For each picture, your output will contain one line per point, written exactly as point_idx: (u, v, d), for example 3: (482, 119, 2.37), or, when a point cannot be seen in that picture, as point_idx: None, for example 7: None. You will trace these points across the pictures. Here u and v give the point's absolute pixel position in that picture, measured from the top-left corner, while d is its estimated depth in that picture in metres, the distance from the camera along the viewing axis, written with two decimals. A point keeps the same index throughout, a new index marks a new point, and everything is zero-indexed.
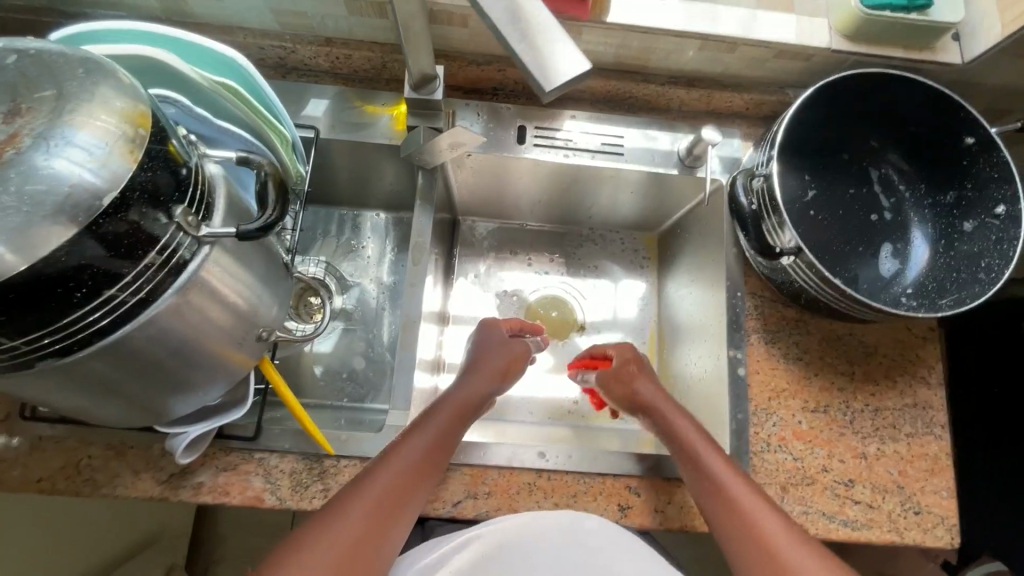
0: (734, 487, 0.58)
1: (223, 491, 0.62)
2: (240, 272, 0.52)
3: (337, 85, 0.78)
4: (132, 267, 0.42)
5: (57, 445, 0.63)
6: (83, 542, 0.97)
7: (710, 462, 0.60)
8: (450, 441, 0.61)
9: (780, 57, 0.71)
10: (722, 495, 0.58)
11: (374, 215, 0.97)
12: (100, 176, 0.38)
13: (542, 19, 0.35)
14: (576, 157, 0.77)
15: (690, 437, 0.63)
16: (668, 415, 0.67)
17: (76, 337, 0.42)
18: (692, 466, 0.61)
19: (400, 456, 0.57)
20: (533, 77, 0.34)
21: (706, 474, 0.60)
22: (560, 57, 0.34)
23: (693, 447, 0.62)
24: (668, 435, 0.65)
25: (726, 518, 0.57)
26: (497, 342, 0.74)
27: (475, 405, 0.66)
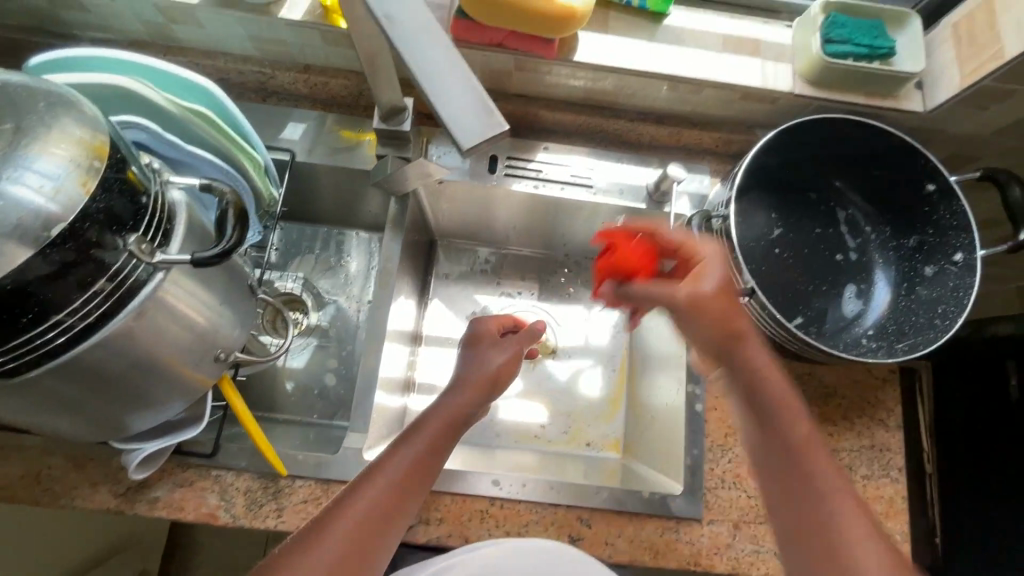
0: (824, 475, 0.48)
1: (178, 506, 0.63)
2: (199, 295, 0.54)
3: (316, 110, 0.80)
4: (81, 294, 0.43)
5: (18, 454, 0.64)
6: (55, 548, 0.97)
7: (806, 449, 0.49)
8: (438, 455, 0.59)
9: (746, 99, 0.73)
10: (805, 483, 0.47)
11: (355, 234, 0.99)
12: (53, 206, 0.40)
13: (462, 76, 0.37)
14: (546, 188, 0.78)
15: (785, 407, 0.51)
16: (762, 372, 0.53)
17: (27, 359, 0.43)
18: (780, 450, 0.49)
19: (387, 470, 0.55)
20: (451, 131, 0.35)
21: (793, 455, 0.49)
22: (477, 115, 0.36)
23: (782, 423, 0.50)
24: (759, 406, 0.51)
25: (798, 503, 0.47)
26: (487, 344, 0.74)
27: (464, 415, 0.64)
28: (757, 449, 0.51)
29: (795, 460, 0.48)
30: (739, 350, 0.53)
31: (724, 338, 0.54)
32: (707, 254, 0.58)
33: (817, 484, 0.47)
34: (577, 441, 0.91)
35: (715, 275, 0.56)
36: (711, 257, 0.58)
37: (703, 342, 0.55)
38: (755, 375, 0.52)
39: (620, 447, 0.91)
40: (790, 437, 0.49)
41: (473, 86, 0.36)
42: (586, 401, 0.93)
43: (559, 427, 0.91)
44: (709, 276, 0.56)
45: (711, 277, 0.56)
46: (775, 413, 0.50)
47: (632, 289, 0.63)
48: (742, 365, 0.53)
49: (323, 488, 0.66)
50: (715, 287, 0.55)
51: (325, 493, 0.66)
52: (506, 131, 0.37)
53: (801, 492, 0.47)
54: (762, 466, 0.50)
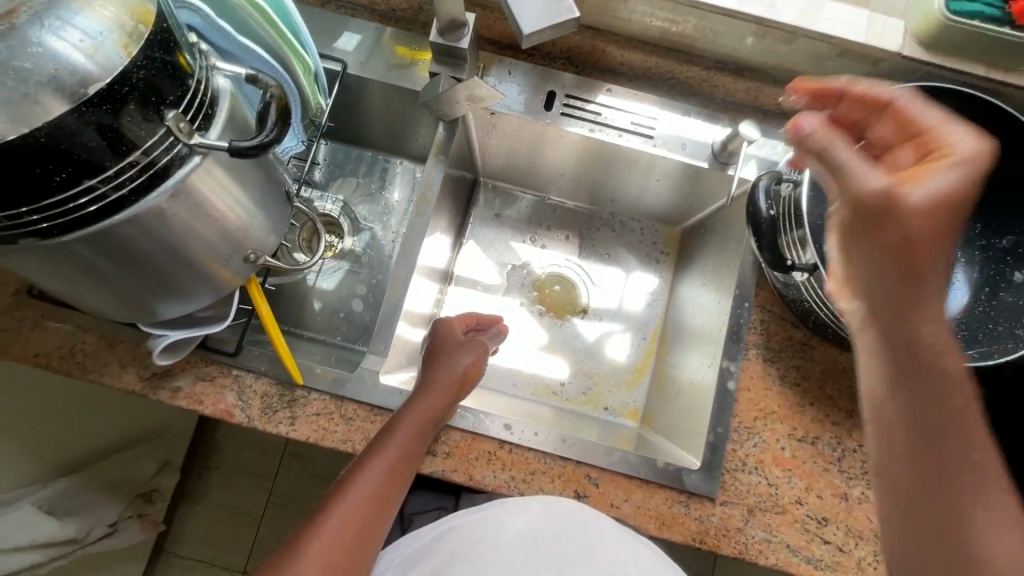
0: (976, 458, 0.41)
1: (198, 399, 0.65)
2: (232, 189, 0.53)
3: (374, 22, 0.78)
4: (115, 163, 0.42)
5: (56, 325, 0.66)
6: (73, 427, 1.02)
7: (967, 435, 0.42)
8: (410, 460, 0.60)
9: (843, 57, 0.65)
10: (946, 464, 0.42)
11: (399, 162, 0.96)
12: (91, 64, 0.39)
13: None
14: (603, 133, 0.73)
15: (947, 383, 0.42)
16: (936, 350, 0.43)
17: (59, 221, 0.43)
18: (937, 421, 0.42)
19: (358, 488, 0.57)
20: (517, 20, 0.38)
21: (949, 432, 0.42)
22: (545, 6, 0.38)
23: (944, 388, 0.42)
24: (916, 376, 0.43)
25: (942, 486, 0.42)
26: (453, 345, 0.72)
27: (436, 418, 0.63)
28: (893, 416, 0.44)
29: (934, 404, 0.42)
30: (908, 306, 0.43)
31: (893, 269, 0.43)
32: (959, 152, 0.44)
33: (963, 464, 0.41)
34: (595, 404, 0.88)
35: (939, 184, 0.43)
36: (962, 161, 0.43)
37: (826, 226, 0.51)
38: (911, 336, 0.43)
39: (638, 417, 0.88)
40: (955, 408, 0.42)
41: None
42: (611, 365, 0.90)
43: (578, 387, 0.89)
44: (935, 180, 0.43)
45: (931, 186, 0.42)
46: (889, 278, 0.44)
47: (835, 160, 0.46)
48: (911, 327, 0.43)
49: (337, 405, 0.66)
50: (949, 213, 0.42)
51: (338, 410, 0.66)
52: (575, 22, 0.39)
53: (940, 455, 0.42)
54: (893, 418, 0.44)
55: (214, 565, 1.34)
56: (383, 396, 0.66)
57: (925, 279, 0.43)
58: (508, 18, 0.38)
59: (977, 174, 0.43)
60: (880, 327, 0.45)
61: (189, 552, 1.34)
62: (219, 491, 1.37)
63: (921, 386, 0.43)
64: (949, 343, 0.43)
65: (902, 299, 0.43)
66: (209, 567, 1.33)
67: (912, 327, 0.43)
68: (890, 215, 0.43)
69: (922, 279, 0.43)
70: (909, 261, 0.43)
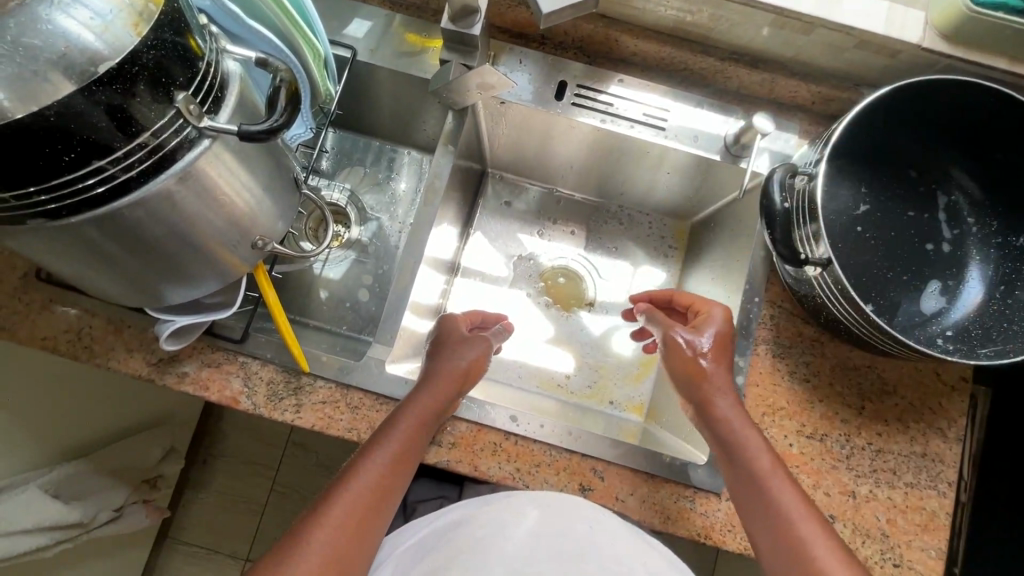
0: (782, 499, 0.56)
1: (204, 384, 0.65)
2: (241, 174, 0.52)
3: (385, 9, 0.77)
4: (124, 144, 0.42)
5: (63, 309, 0.66)
6: (81, 413, 1.02)
7: (769, 480, 0.58)
8: (413, 451, 0.60)
9: (861, 48, 0.64)
10: (764, 508, 0.57)
11: (406, 152, 0.96)
12: (100, 43, 0.39)
13: None
14: (614, 124, 0.72)
15: (744, 444, 0.60)
16: (732, 424, 0.61)
17: (65, 202, 0.43)
18: (748, 477, 0.58)
19: (361, 476, 0.57)
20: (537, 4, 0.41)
21: (759, 484, 0.58)
22: None
23: (743, 449, 0.60)
24: (725, 447, 0.61)
25: (771, 524, 0.56)
26: (458, 339, 0.71)
27: (437, 413, 0.62)
28: (731, 476, 0.60)
29: (742, 462, 0.59)
30: (706, 398, 0.63)
31: (690, 377, 0.65)
32: (715, 312, 0.67)
33: (774, 507, 0.56)
34: (600, 398, 0.88)
35: (710, 331, 0.65)
36: (718, 318, 0.66)
37: (671, 369, 0.68)
38: (713, 420, 0.62)
39: (644, 412, 0.87)
40: (756, 462, 0.59)
41: None
42: (617, 358, 0.89)
43: (583, 380, 0.88)
44: (702, 329, 0.66)
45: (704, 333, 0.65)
46: (689, 387, 0.65)
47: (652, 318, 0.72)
48: (711, 411, 0.62)
49: (342, 393, 0.66)
50: (710, 349, 0.64)
51: (343, 398, 0.66)
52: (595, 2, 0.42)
53: (758, 503, 0.57)
54: (730, 479, 0.60)
55: (217, 552, 1.35)
56: (389, 386, 0.66)
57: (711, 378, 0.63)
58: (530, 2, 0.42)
59: (725, 326, 0.66)
60: (696, 417, 0.65)
61: (193, 538, 1.35)
62: (223, 479, 1.38)
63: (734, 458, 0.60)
64: (741, 415, 0.62)
65: (702, 395, 0.63)
66: (212, 554, 1.34)
67: (713, 412, 0.62)
68: (673, 356, 0.67)
69: (708, 379, 0.63)
70: (693, 372, 0.64)
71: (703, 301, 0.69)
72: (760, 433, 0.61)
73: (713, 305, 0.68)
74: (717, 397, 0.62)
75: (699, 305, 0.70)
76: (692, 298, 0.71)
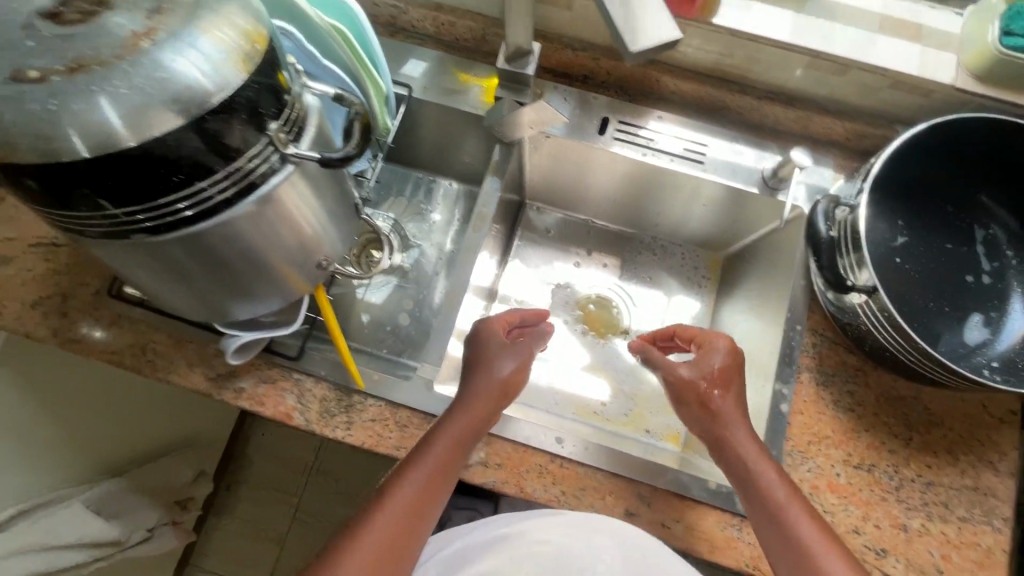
0: (802, 532, 0.56)
1: (259, 400, 0.67)
2: (312, 200, 0.56)
3: (437, 51, 0.83)
4: (224, 166, 0.46)
5: (131, 324, 0.69)
6: (117, 433, 1.04)
7: (788, 511, 0.57)
8: (448, 474, 0.60)
9: (896, 88, 0.67)
10: (786, 543, 0.56)
11: (446, 183, 1.01)
12: (213, 80, 0.43)
13: None
14: (654, 157, 0.76)
15: (762, 476, 0.59)
16: (747, 457, 0.60)
17: (155, 220, 0.46)
18: (766, 511, 0.58)
19: (396, 497, 0.57)
20: (626, 40, 0.34)
21: (778, 517, 0.57)
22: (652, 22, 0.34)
23: (758, 480, 0.59)
24: (742, 481, 0.60)
25: (794, 561, 0.56)
26: (499, 347, 0.68)
27: (475, 432, 0.62)
28: (751, 512, 0.59)
29: (762, 495, 0.59)
30: (719, 429, 0.62)
31: (699, 411, 0.64)
32: (718, 343, 0.66)
33: (797, 540, 0.56)
34: (636, 426, 0.88)
35: (714, 362, 0.65)
36: (720, 349, 0.66)
37: (677, 404, 0.66)
38: (728, 452, 0.61)
39: (680, 441, 0.86)
40: (771, 493, 0.58)
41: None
42: (652, 386, 0.90)
43: (620, 408, 0.89)
44: (706, 362, 0.65)
45: (707, 366, 0.64)
46: (699, 420, 0.64)
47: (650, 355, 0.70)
48: (727, 444, 0.62)
49: (391, 412, 0.67)
50: (716, 382, 0.64)
51: (392, 417, 0.67)
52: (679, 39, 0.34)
53: (776, 534, 0.57)
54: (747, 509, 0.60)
55: None
56: (437, 404, 0.67)
57: (720, 412, 0.63)
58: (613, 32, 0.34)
59: (729, 357, 0.65)
60: (710, 447, 0.64)
61: (214, 566, 1.34)
62: (248, 504, 1.38)
63: (752, 493, 0.59)
64: (757, 447, 0.61)
65: (715, 427, 0.63)
66: None
67: (727, 445, 0.62)
68: (676, 394, 0.66)
69: (719, 412, 0.63)
70: (704, 408, 0.63)
71: (702, 331, 0.69)
72: (773, 463, 0.60)
73: (713, 337, 0.67)
74: (733, 431, 0.62)
75: (699, 336, 0.69)
76: (690, 329, 0.71)
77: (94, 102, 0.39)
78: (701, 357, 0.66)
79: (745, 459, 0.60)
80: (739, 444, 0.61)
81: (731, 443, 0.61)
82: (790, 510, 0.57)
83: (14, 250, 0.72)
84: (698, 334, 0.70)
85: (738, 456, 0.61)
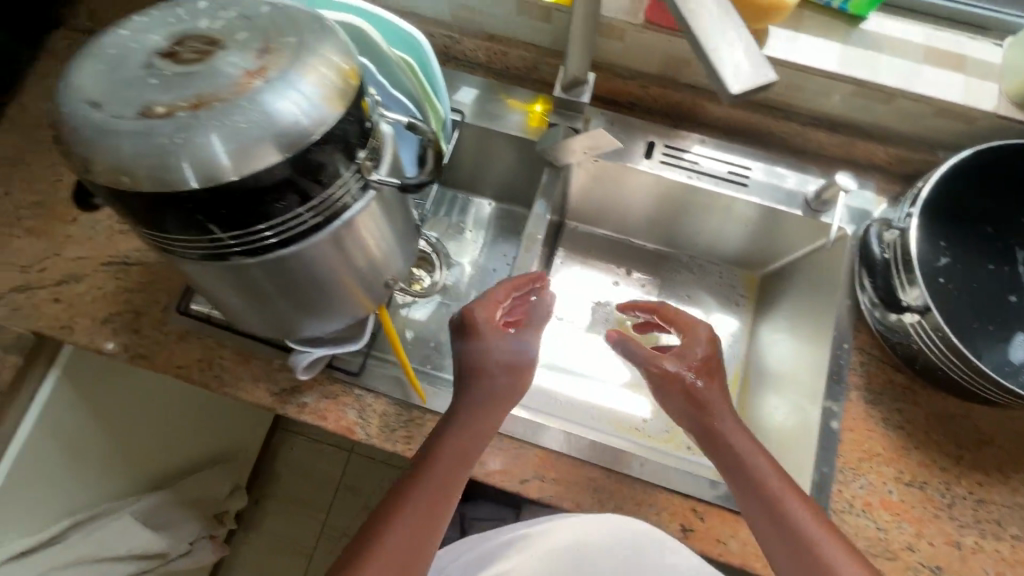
0: (802, 526, 0.57)
1: (322, 415, 0.69)
2: (385, 222, 0.59)
3: (487, 78, 0.86)
4: (320, 193, 0.49)
5: (198, 339, 0.72)
6: (161, 448, 1.05)
7: (787, 504, 0.58)
8: (458, 475, 0.60)
9: (939, 115, 0.70)
10: (790, 538, 0.57)
11: (488, 204, 1.04)
12: (310, 117, 0.45)
13: (735, 33, 0.37)
14: (700, 180, 0.78)
15: (756, 470, 0.60)
16: (740, 451, 0.62)
17: (244, 246, 0.49)
18: (765, 506, 0.59)
19: (407, 498, 0.58)
20: (723, 79, 0.36)
21: (779, 511, 0.58)
22: (750, 66, 0.36)
23: (751, 473, 0.61)
24: (738, 476, 0.61)
25: (798, 556, 0.56)
26: (497, 340, 0.65)
27: (481, 430, 0.62)
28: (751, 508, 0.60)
29: (760, 489, 0.60)
30: (709, 423, 0.64)
31: (688, 406, 0.65)
32: (698, 333, 0.68)
33: (798, 533, 0.57)
34: (677, 443, 0.88)
35: (697, 353, 0.66)
36: (700, 339, 0.67)
37: (665, 400, 0.67)
38: (721, 446, 0.63)
39: None
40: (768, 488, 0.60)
41: (747, 42, 0.37)
42: None
43: (661, 424, 0.90)
44: (688, 353, 0.66)
45: (690, 358, 0.66)
46: (689, 414, 0.65)
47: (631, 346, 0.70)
48: (720, 439, 0.63)
49: None
50: (698, 373, 0.65)
51: None
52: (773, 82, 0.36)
53: (777, 531, 0.58)
54: (745, 506, 0.60)
55: None
56: None
57: (708, 404, 0.64)
58: (710, 74, 0.37)
59: (710, 347, 0.67)
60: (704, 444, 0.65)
61: None
62: (277, 519, 1.39)
63: (751, 489, 0.60)
64: (748, 439, 0.63)
65: (706, 421, 0.64)
66: None
67: (720, 438, 0.63)
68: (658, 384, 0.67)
69: (708, 403, 0.64)
70: (688, 398, 0.65)
71: (681, 318, 0.70)
72: (766, 456, 0.62)
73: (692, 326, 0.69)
74: (723, 425, 0.63)
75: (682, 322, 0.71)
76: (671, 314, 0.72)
77: (206, 139, 0.42)
78: (683, 347, 0.67)
79: (737, 453, 0.62)
80: (730, 438, 0.63)
81: (722, 438, 0.63)
82: (788, 504, 0.58)
83: (87, 267, 0.75)
84: (679, 321, 0.71)
85: (728, 450, 0.62)
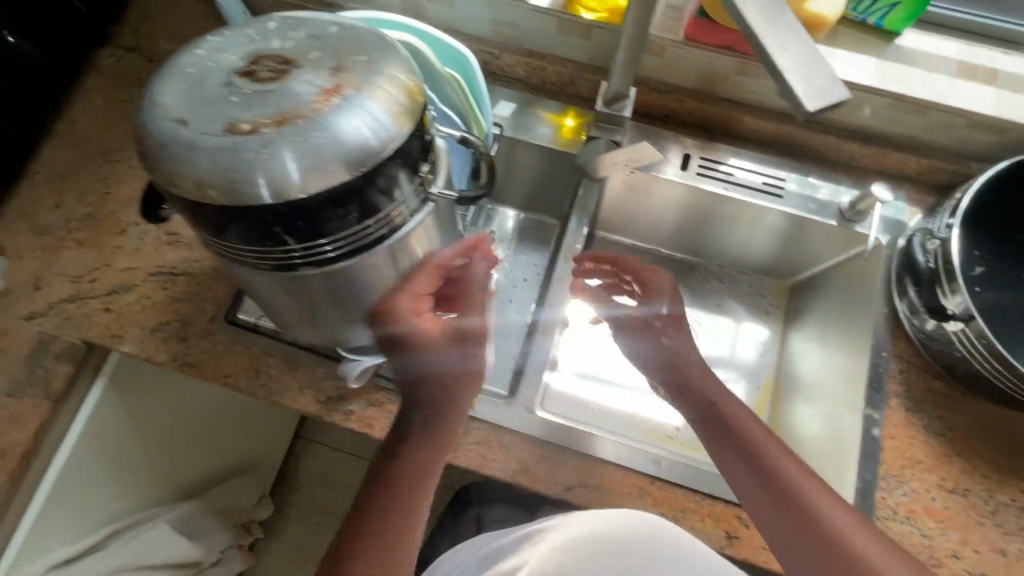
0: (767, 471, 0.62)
1: (368, 423, 0.70)
2: (437, 233, 0.60)
3: (523, 92, 0.88)
4: (387, 206, 0.51)
5: (245, 348, 0.73)
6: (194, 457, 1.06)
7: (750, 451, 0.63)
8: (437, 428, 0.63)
9: (971, 127, 0.72)
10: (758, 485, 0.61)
11: (511, 215, 0.99)
12: (377, 134, 0.46)
13: (807, 53, 0.39)
14: (734, 191, 0.80)
15: (726, 420, 0.66)
16: (710, 401, 0.69)
17: (310, 257, 0.51)
18: (735, 454, 0.64)
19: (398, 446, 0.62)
20: (800, 99, 0.38)
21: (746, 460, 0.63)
22: (824, 85, 0.38)
23: (722, 421, 0.67)
24: (711, 425, 0.67)
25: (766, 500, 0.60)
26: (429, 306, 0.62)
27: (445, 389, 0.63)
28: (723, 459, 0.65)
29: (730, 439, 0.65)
30: (680, 376, 0.71)
31: (660, 361, 0.74)
32: (658, 284, 0.75)
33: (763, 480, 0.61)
34: None
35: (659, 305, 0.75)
36: (660, 288, 0.75)
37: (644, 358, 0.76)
38: (695, 397, 0.70)
39: None
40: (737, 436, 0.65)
41: (818, 61, 0.39)
42: None
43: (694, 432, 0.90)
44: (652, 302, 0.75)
45: (656, 306, 0.75)
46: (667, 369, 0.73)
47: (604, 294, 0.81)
48: (690, 390, 0.70)
49: (495, 435, 0.70)
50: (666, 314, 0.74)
51: (496, 439, 0.70)
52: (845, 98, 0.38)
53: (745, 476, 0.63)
54: (746, 502, 0.62)
55: None
56: (541, 428, 0.70)
57: (677, 357, 0.72)
58: (785, 94, 0.39)
59: (671, 294, 0.75)
60: (680, 398, 0.71)
61: None
62: (299, 528, 1.39)
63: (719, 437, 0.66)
64: (719, 392, 0.69)
65: (682, 376, 0.71)
66: None
67: (692, 389, 0.70)
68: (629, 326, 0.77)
69: (679, 354, 0.72)
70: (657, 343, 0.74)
71: (641, 266, 0.77)
72: (737, 409, 0.67)
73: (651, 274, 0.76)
74: (698, 380, 0.70)
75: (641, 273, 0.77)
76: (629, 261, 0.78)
77: (282, 158, 0.44)
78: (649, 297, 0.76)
79: (708, 405, 0.69)
80: (704, 390, 0.70)
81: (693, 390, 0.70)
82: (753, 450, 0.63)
83: (135, 278, 0.76)
84: (640, 271, 0.76)
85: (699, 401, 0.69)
